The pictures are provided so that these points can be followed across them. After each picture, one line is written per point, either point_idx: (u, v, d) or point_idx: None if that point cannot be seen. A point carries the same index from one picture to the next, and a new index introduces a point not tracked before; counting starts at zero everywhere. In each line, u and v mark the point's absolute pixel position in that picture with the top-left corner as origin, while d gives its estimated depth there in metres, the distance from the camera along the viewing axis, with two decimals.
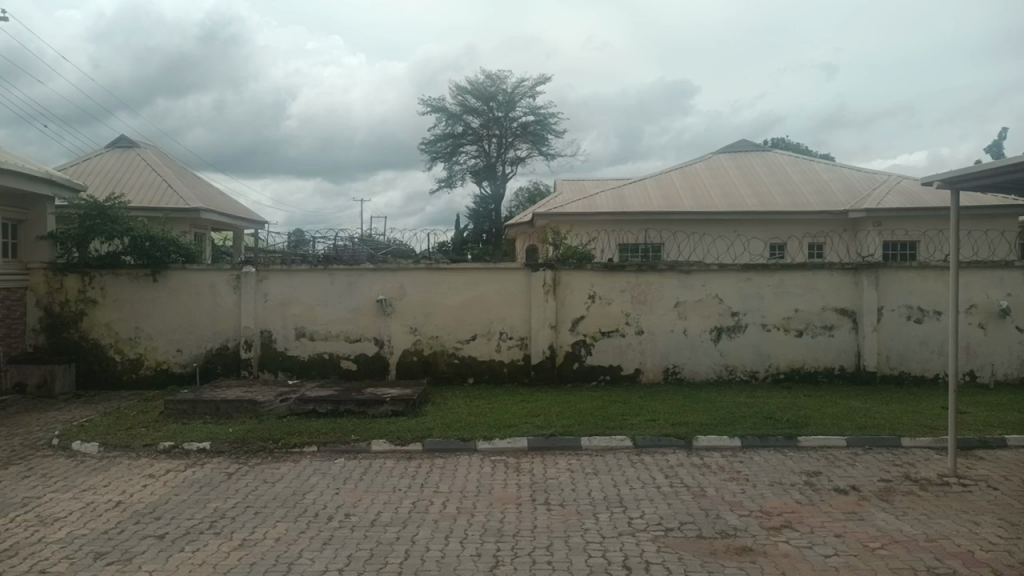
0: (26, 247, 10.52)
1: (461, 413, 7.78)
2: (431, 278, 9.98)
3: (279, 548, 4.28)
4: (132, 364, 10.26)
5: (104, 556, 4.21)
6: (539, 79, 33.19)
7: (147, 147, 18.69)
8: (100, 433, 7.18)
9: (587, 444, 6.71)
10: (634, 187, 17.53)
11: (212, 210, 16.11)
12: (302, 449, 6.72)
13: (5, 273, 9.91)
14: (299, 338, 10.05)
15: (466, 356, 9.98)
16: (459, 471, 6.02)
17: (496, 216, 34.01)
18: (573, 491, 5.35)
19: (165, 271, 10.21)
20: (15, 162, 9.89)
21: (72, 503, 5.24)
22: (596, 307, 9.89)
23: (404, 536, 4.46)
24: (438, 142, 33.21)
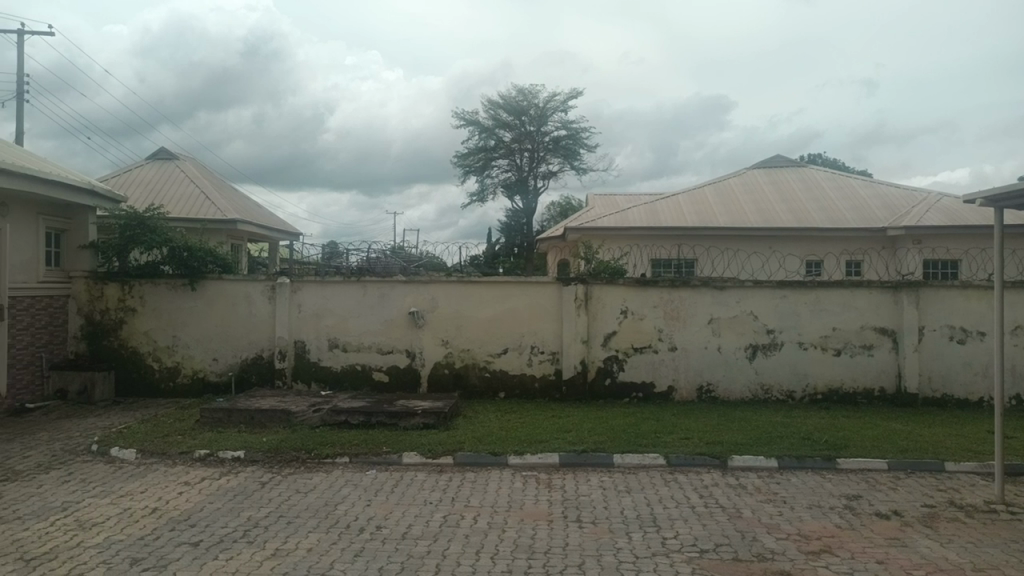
0: (67, 256, 10.75)
1: (493, 427, 7.77)
2: (463, 291, 10.01)
3: (309, 559, 4.29)
4: (169, 372, 10.43)
5: (139, 561, 4.26)
6: (570, 94, 33.23)
7: (186, 159, 19.08)
8: (137, 440, 7.31)
9: (620, 461, 6.65)
10: (666, 203, 17.43)
11: (248, 222, 16.37)
12: (335, 459, 6.76)
13: (47, 281, 10.16)
14: (332, 348, 10.13)
15: (497, 369, 9.97)
16: (490, 486, 5.99)
17: (528, 230, 34.05)
18: (606, 509, 5.29)
19: (202, 280, 10.37)
20: (59, 173, 10.14)
21: (110, 508, 5.33)
22: (628, 322, 9.82)
23: (435, 550, 4.44)
24: (471, 156, 33.44)
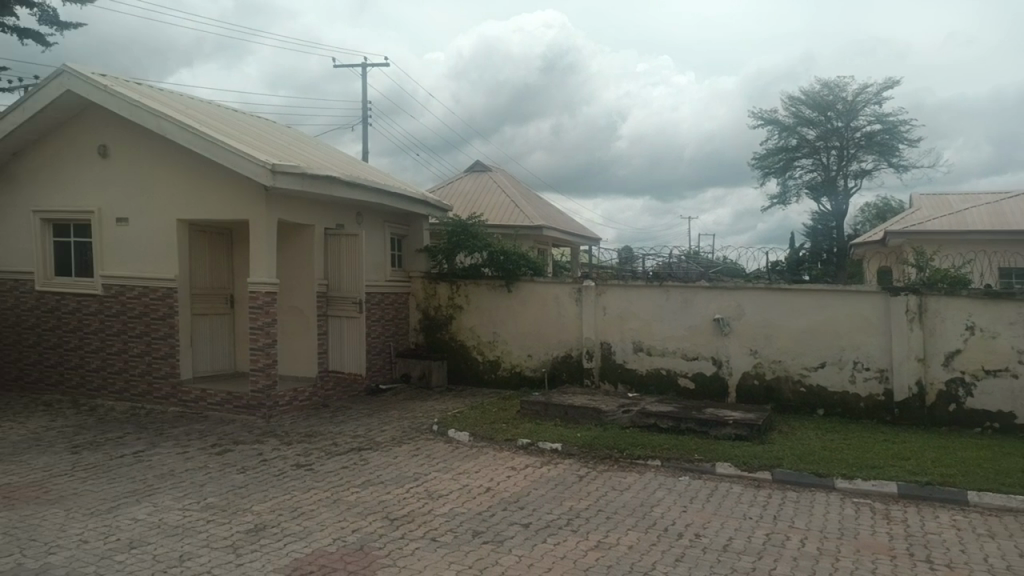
0: (408, 258, 12.33)
1: (813, 446, 7.22)
2: (773, 299, 9.47)
3: (632, 556, 4.37)
4: (491, 365, 11.42)
5: (479, 534, 4.71)
6: (886, 83, 29.82)
7: (498, 171, 20.77)
8: (469, 424, 8.09)
9: (976, 500, 5.75)
10: (1018, 202, 14.73)
11: (553, 228, 17.32)
12: (646, 461, 6.82)
13: (393, 280, 11.73)
14: (637, 351, 10.25)
15: (814, 384, 9.25)
16: (816, 509, 5.56)
17: (837, 235, 31.20)
18: (963, 553, 4.61)
19: (517, 282, 11.18)
20: (399, 188, 11.65)
21: (452, 483, 5.97)
22: (978, 340, 8.47)
23: (761, 568, 4.24)
24: (770, 157, 31.58)
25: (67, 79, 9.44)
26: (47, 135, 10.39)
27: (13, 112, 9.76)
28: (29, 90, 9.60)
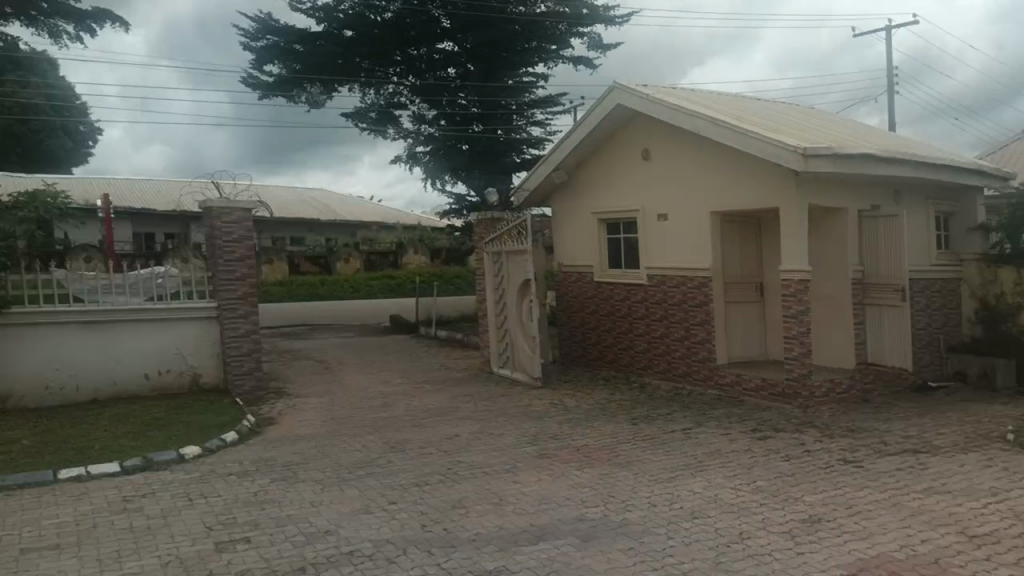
0: (958, 238, 10.77)
1: None
2: None
3: None
4: None
5: None
6: None
7: None
8: None
9: None
10: None
11: None
12: None
13: (941, 265, 10.33)
14: None
15: None
16: None
17: None
18: None
19: None
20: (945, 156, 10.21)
21: None
22: None
23: None
24: None
25: (620, 94, 10.72)
26: (603, 146, 11.98)
27: (577, 130, 11.52)
28: (589, 108, 11.20)
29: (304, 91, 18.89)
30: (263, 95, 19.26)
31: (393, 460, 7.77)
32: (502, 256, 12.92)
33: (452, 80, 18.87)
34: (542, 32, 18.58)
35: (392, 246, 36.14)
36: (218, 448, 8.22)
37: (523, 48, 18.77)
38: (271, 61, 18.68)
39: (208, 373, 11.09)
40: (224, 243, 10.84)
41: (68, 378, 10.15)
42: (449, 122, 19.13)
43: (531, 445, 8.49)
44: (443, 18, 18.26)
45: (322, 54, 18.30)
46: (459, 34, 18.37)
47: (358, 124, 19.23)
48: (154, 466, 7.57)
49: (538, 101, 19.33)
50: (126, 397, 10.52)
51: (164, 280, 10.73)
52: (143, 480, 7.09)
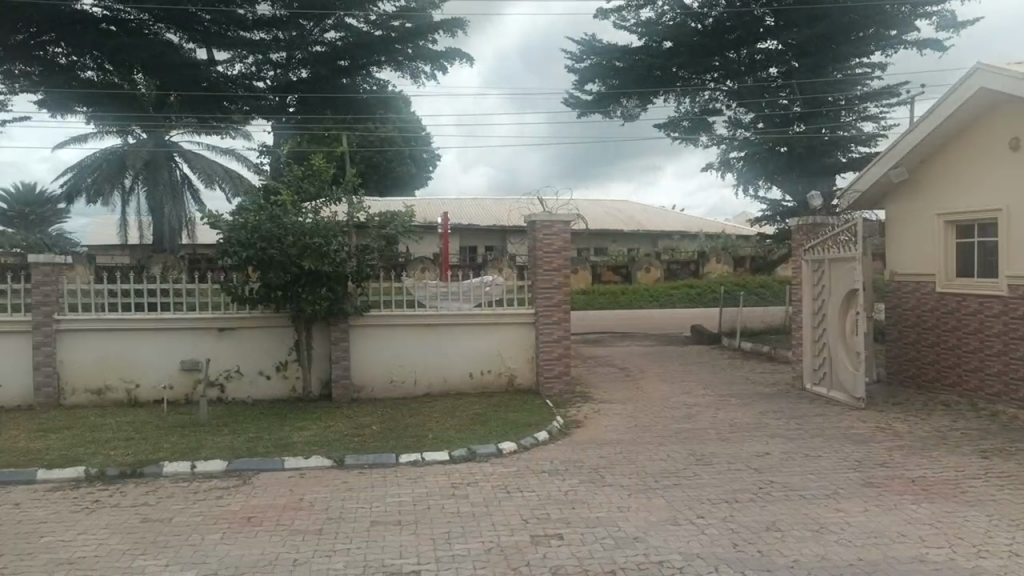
0: None
1: None
2: None
3: None
4: None
5: None
6: None
7: None
8: None
9: None
10: None
11: None
12: None
13: None
14: None
15: None
16: None
17: None
18: None
19: None
20: None
21: None
22: None
23: None
24: None
25: (982, 77, 9.69)
26: (953, 139, 10.92)
27: (924, 123, 10.60)
28: (941, 97, 10.27)
29: (620, 106, 19.82)
30: (581, 113, 20.37)
31: (699, 473, 7.59)
32: (823, 263, 12.08)
33: (773, 80, 18.30)
34: (881, 17, 17.01)
35: (694, 255, 35.70)
36: (531, 446, 8.74)
37: (855, 38, 17.59)
38: (592, 80, 19.72)
39: (522, 374, 11.92)
40: (543, 255, 11.60)
41: (409, 373, 11.59)
42: (767, 124, 18.54)
43: (855, 471, 7.70)
44: (767, 17, 17.98)
45: (641, 69, 19.00)
46: (783, 31, 17.90)
47: (671, 134, 19.72)
48: (477, 458, 8.28)
49: (870, 93, 17.95)
50: (455, 392, 11.73)
51: (490, 288, 11.76)
52: (469, 469, 7.81)
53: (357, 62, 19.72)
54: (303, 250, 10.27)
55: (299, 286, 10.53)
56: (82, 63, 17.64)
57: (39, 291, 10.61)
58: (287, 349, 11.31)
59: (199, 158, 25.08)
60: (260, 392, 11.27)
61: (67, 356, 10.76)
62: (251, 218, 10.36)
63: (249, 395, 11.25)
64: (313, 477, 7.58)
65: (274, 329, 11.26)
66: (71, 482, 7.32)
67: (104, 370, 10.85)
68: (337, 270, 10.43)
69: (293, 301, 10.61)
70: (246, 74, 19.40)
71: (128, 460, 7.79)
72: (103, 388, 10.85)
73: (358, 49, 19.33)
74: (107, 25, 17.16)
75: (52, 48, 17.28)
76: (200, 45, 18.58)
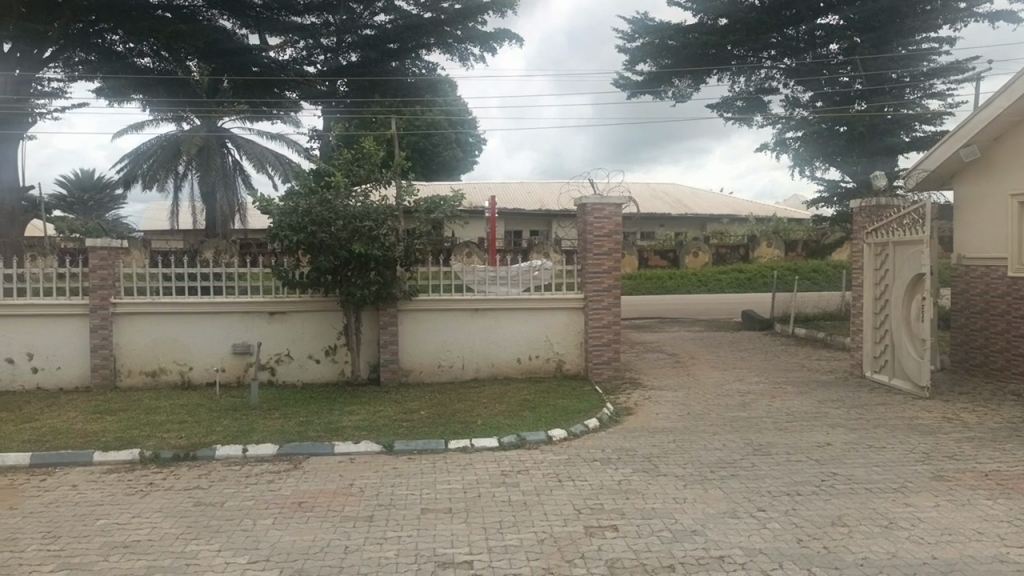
0: None
1: None
2: None
3: None
4: None
5: None
6: None
7: None
8: None
9: None
10: None
11: None
12: None
13: None
14: None
15: None
16: None
17: None
18: None
19: None
20: None
21: None
22: None
23: None
24: None
25: None
26: None
27: (1000, 97, 10.09)
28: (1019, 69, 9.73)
29: (672, 86, 19.34)
30: (632, 95, 19.97)
31: (758, 464, 7.31)
32: (887, 248, 11.61)
33: (834, 57, 17.68)
34: None
35: (743, 239, 34.94)
36: (582, 434, 8.56)
37: (923, 11, 16.89)
38: (644, 60, 19.27)
39: (571, 360, 11.74)
40: (593, 238, 11.36)
41: (456, 358, 11.50)
42: (827, 102, 18.04)
43: (924, 464, 7.33)
44: None
45: (696, 48, 18.44)
46: (844, 6, 17.27)
47: (724, 115, 19.21)
48: (527, 445, 8.14)
49: (937, 69, 17.38)
50: (502, 377, 11.61)
51: (540, 272, 11.58)
52: (519, 457, 7.67)
53: (406, 45, 19.56)
54: (353, 233, 10.26)
55: (348, 269, 10.51)
56: (138, 51, 17.89)
57: (97, 273, 10.78)
58: (336, 333, 11.33)
59: (251, 144, 25.51)
60: (309, 375, 11.32)
61: (123, 338, 10.94)
62: (302, 203, 10.37)
63: (299, 379, 11.30)
64: (362, 462, 7.55)
65: (323, 312, 11.28)
66: (126, 464, 7.42)
67: (158, 353, 11.01)
68: (386, 254, 10.40)
69: (342, 285, 10.59)
70: (298, 60, 19.43)
71: (181, 443, 7.86)
72: (157, 370, 11.02)
73: (407, 32, 19.20)
74: (163, 12, 17.37)
75: (109, 36, 17.75)
76: (253, 31, 18.70)
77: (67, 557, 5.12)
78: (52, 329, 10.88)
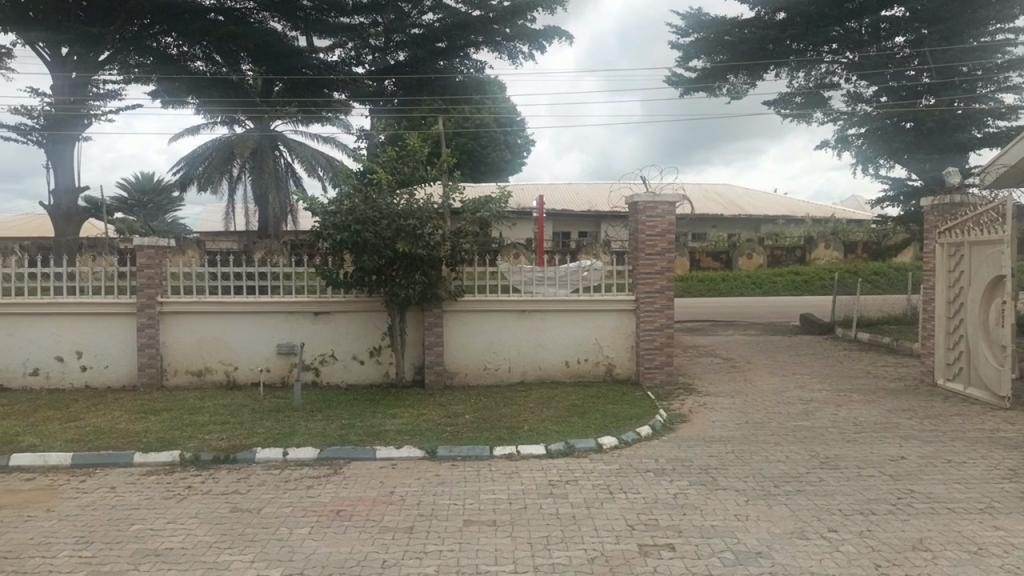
0: None
1: None
2: None
3: None
4: None
5: None
6: None
7: None
8: None
9: None
10: None
11: None
12: None
13: None
14: None
15: None
16: None
17: None
18: None
19: None
20: None
21: None
22: None
23: None
24: None
25: None
26: None
27: None
28: None
29: (726, 82, 18.67)
30: (684, 92, 19.37)
31: (826, 479, 6.78)
32: (961, 247, 10.85)
33: (899, 50, 16.84)
34: None
35: (800, 240, 33.85)
36: (633, 442, 8.14)
37: None
38: (697, 56, 18.65)
39: (622, 364, 11.29)
40: (645, 237, 10.90)
41: (503, 360, 11.17)
42: (891, 97, 17.13)
43: (1011, 482, 6.70)
44: None
45: (752, 42, 17.80)
46: None
47: (781, 113, 18.45)
48: (576, 453, 7.76)
49: (1015, 60, 16.25)
50: (550, 381, 11.23)
51: (589, 272, 11.16)
52: (567, 466, 7.28)
53: (455, 43, 19.26)
54: (397, 232, 10.02)
55: (393, 268, 10.28)
56: (191, 54, 18.14)
57: (144, 273, 10.78)
58: (381, 334, 11.12)
59: (302, 146, 25.69)
60: (353, 377, 11.13)
61: (169, 337, 10.92)
62: (346, 202, 10.17)
63: (343, 380, 11.12)
64: (404, 468, 7.26)
65: (367, 313, 11.08)
66: (166, 466, 7.29)
67: (203, 352, 10.95)
68: (431, 253, 10.15)
69: (387, 285, 10.35)
70: (346, 61, 19.38)
71: (221, 444, 7.70)
72: (203, 369, 10.97)
73: (455, 29, 18.95)
74: (216, 15, 17.46)
75: (163, 39, 18.01)
76: (302, 34, 18.73)
77: (99, 564, 4.94)
78: (100, 328, 10.91)
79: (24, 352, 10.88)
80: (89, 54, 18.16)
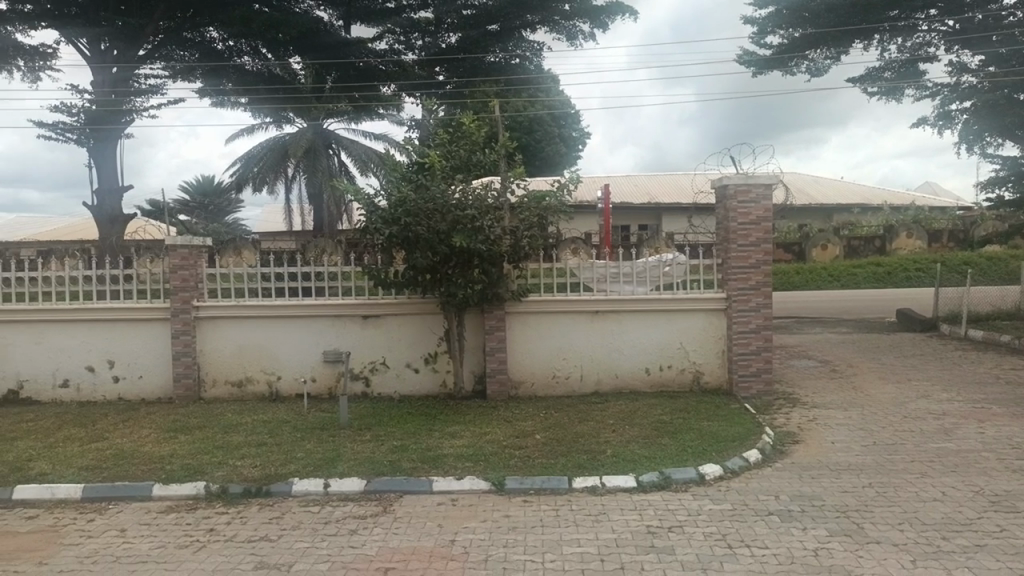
0: None
1: None
2: None
3: None
4: None
5: None
6: None
7: None
8: None
9: None
10: None
11: None
12: None
13: None
14: None
15: None
16: None
17: None
18: None
19: None
20: None
21: None
22: None
23: None
24: None
25: None
26: None
27: None
28: None
29: (806, 60, 16.94)
30: (757, 71, 17.64)
31: (1009, 529, 5.24)
32: None
33: (1010, 12, 14.75)
34: None
35: (878, 229, 31.50)
36: (741, 471, 6.72)
37: None
38: (772, 31, 16.97)
39: (711, 371, 9.84)
40: (737, 226, 9.41)
41: (574, 368, 9.84)
42: (1002, 66, 15.03)
43: None
44: None
45: (841, 11, 15.91)
46: None
47: (869, 90, 16.66)
48: (673, 486, 6.37)
49: None
50: (628, 392, 9.85)
51: (671, 267, 9.76)
52: (665, 505, 5.91)
53: (508, 24, 17.90)
54: (453, 224, 8.79)
55: (449, 266, 9.07)
56: (237, 49, 17.36)
57: (178, 274, 9.81)
58: (436, 340, 9.92)
59: (356, 142, 24.86)
60: (407, 387, 9.95)
61: (206, 345, 9.93)
62: (396, 191, 9.00)
63: (396, 392, 9.96)
64: (466, 506, 6.00)
65: (421, 316, 9.89)
66: (188, 500, 6.21)
67: (244, 361, 9.94)
68: (492, 249, 8.88)
69: (442, 285, 9.16)
70: (395, 49, 18.23)
71: (254, 474, 6.57)
72: (244, 380, 9.95)
73: (511, 8, 17.41)
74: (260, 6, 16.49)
75: (206, 33, 17.22)
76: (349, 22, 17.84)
77: None
78: (133, 335, 10.00)
79: (53, 361, 10.05)
80: (130, 50, 17.49)
